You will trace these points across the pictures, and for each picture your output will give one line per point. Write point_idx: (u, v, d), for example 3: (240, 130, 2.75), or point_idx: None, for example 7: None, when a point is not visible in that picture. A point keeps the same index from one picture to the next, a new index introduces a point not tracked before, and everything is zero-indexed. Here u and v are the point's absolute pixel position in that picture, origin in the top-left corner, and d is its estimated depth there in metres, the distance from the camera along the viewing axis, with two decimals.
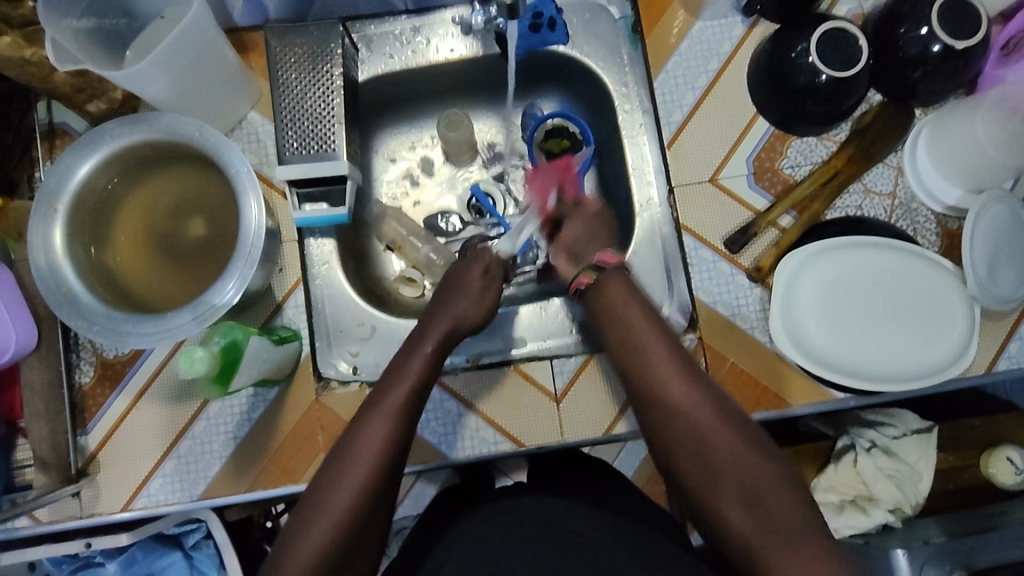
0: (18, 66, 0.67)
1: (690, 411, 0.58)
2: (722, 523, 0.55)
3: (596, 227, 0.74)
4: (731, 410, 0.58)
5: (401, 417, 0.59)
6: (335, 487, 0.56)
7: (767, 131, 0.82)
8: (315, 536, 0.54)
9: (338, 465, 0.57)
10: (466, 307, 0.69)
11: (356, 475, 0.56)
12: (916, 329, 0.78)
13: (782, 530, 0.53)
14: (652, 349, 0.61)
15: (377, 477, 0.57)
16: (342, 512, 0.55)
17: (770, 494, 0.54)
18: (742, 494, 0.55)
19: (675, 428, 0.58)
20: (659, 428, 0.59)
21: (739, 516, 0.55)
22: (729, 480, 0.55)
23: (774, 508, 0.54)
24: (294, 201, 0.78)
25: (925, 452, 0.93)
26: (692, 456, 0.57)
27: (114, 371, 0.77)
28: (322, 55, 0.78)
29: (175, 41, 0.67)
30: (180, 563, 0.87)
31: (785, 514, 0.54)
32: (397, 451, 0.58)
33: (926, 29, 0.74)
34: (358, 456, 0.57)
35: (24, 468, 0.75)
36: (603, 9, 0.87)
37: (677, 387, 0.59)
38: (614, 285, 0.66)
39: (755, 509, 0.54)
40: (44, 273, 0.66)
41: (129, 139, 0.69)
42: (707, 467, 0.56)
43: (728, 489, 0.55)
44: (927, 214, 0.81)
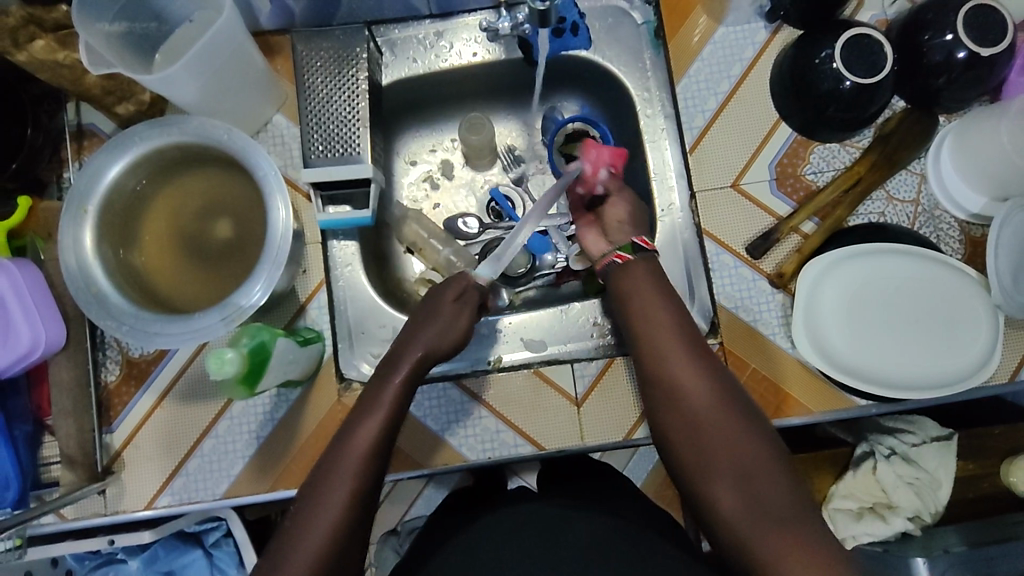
0: (50, 69, 0.69)
1: (696, 394, 0.63)
2: (714, 500, 0.59)
3: (636, 211, 0.80)
4: (737, 398, 0.63)
5: (387, 428, 0.63)
6: (328, 489, 0.59)
7: (790, 137, 0.82)
8: (318, 530, 0.57)
9: (329, 472, 0.60)
10: (442, 332, 0.70)
11: (348, 478, 0.59)
12: (942, 336, 0.78)
13: (767, 510, 0.57)
14: (667, 339, 0.67)
15: (369, 480, 0.60)
16: (337, 512, 0.58)
17: (762, 477, 0.58)
18: (735, 476, 0.59)
19: (679, 407, 0.64)
20: (666, 411, 0.65)
21: (729, 497, 0.58)
22: (723, 459, 0.60)
23: (761, 489, 0.57)
24: (319, 203, 0.79)
25: (945, 460, 0.92)
26: (691, 440, 0.62)
27: (140, 370, 0.78)
28: (348, 59, 0.79)
29: (205, 47, 0.67)
30: (200, 561, 0.88)
31: (774, 499, 0.57)
32: (383, 458, 0.62)
33: (950, 36, 0.74)
34: (348, 462, 0.60)
35: (51, 465, 0.76)
36: (626, 14, 0.87)
37: (687, 369, 0.65)
38: (640, 270, 0.72)
39: (744, 488, 0.58)
40: (75, 274, 0.67)
41: (157, 141, 0.70)
42: (704, 450, 0.61)
43: (720, 470, 0.59)
44: (950, 222, 0.81)
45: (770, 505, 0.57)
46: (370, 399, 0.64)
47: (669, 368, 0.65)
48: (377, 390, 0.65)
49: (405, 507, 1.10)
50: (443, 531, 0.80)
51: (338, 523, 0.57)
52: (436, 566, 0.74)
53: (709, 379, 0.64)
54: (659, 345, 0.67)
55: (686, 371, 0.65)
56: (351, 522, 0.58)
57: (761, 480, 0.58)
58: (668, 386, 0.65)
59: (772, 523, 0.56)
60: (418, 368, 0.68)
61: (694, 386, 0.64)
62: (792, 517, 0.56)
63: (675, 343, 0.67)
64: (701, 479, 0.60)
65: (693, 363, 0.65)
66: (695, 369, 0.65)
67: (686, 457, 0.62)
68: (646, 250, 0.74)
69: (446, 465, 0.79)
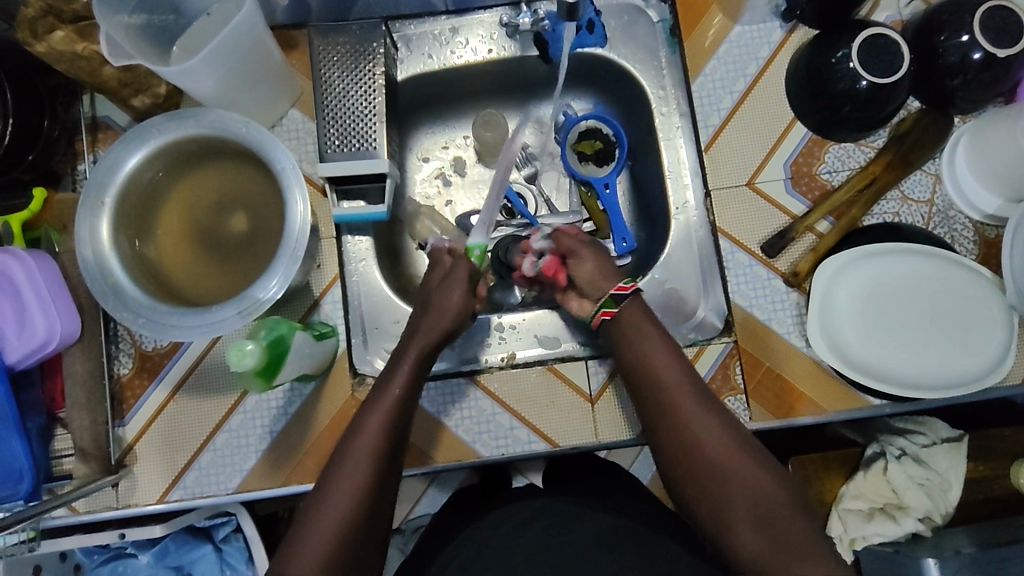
0: (69, 60, 0.68)
1: (708, 437, 0.61)
2: (736, 544, 0.57)
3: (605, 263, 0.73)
4: (745, 436, 0.62)
5: (391, 426, 0.62)
6: (327, 495, 0.58)
7: (805, 136, 0.82)
8: (331, 511, 0.57)
9: (332, 475, 0.59)
10: (435, 305, 0.70)
11: (350, 481, 0.58)
12: (956, 337, 0.78)
13: (792, 551, 0.55)
14: (668, 377, 0.65)
15: (373, 481, 0.59)
16: (340, 514, 0.57)
17: (781, 517, 0.57)
18: (754, 519, 0.57)
19: (687, 449, 0.62)
20: (674, 454, 0.63)
21: (752, 541, 0.57)
22: (739, 500, 0.58)
23: (784, 532, 0.56)
24: (334, 198, 0.79)
25: (956, 461, 0.92)
26: (705, 484, 0.60)
27: (153, 363, 0.78)
28: (364, 54, 0.79)
29: (225, 39, 0.67)
30: (210, 556, 0.87)
31: (797, 539, 0.56)
32: (389, 458, 0.61)
33: (966, 37, 0.74)
34: (349, 464, 0.59)
35: (63, 458, 0.76)
36: (642, 12, 0.87)
37: (690, 409, 0.63)
38: (632, 313, 0.69)
39: (766, 532, 0.57)
40: (91, 265, 0.67)
41: (175, 134, 0.70)
42: (721, 495, 0.59)
43: (738, 514, 0.58)
44: (964, 222, 0.81)
45: (795, 549, 0.55)
46: (368, 405, 0.63)
47: (677, 411, 0.63)
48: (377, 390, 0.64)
49: (409, 506, 1.06)
50: (456, 527, 0.80)
51: (342, 526, 0.56)
52: (450, 562, 0.74)
53: (719, 421, 0.62)
54: (665, 386, 0.65)
55: (697, 414, 0.63)
56: (357, 524, 0.57)
57: (783, 524, 0.56)
58: (677, 429, 0.63)
59: (798, 565, 0.54)
60: (425, 364, 0.68)
61: (704, 426, 0.62)
62: (820, 560, 0.54)
63: (680, 384, 0.65)
64: (720, 524, 0.59)
65: (700, 404, 0.64)
66: (704, 411, 0.63)
67: (700, 502, 0.60)
68: (626, 297, 0.70)
69: (460, 462, 0.79)
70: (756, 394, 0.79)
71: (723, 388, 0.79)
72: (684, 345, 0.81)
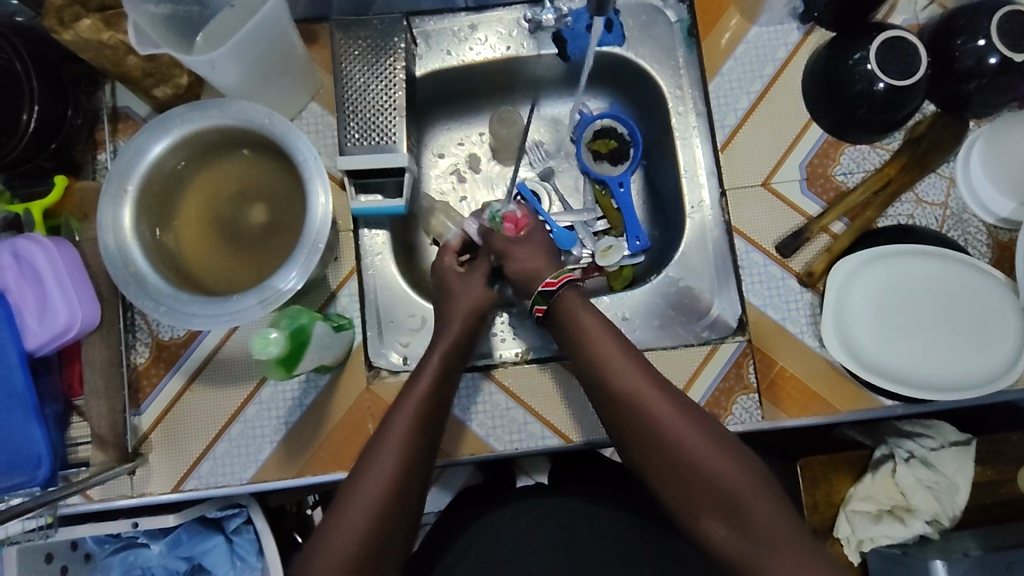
0: (94, 48, 0.69)
1: (673, 434, 0.64)
2: (707, 531, 0.62)
3: (545, 260, 0.77)
4: (704, 422, 0.66)
5: (414, 432, 0.64)
6: (354, 491, 0.60)
7: (821, 138, 0.83)
8: (383, 466, 0.61)
9: (366, 463, 0.62)
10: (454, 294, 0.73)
11: (373, 484, 0.60)
12: (967, 339, 0.78)
13: (759, 533, 0.60)
14: (625, 370, 0.68)
15: (397, 485, 0.61)
16: (362, 515, 0.59)
17: (745, 499, 0.61)
18: (721, 504, 0.62)
19: (648, 441, 0.65)
20: (636, 445, 0.66)
21: (722, 530, 0.61)
22: (702, 486, 0.62)
23: (753, 518, 0.60)
24: (352, 191, 0.80)
25: (963, 465, 0.90)
26: (675, 480, 0.64)
27: (170, 353, 0.78)
28: (385, 49, 0.79)
29: (251, 31, 0.68)
30: (221, 547, 0.87)
31: (763, 521, 0.60)
32: (413, 463, 0.63)
33: (983, 41, 0.75)
34: (374, 468, 0.61)
35: (79, 445, 0.76)
36: (660, 12, 0.88)
37: (650, 400, 0.66)
38: (575, 303, 0.73)
39: (732, 517, 0.61)
40: (113, 253, 0.67)
41: (198, 124, 0.70)
42: (690, 488, 0.63)
43: (704, 500, 0.62)
44: (978, 225, 0.82)
45: (763, 533, 0.60)
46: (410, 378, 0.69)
47: (641, 411, 0.66)
48: (402, 397, 0.67)
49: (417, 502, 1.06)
50: (468, 520, 0.80)
51: (365, 527, 0.59)
52: (464, 555, 0.74)
53: (681, 418, 0.65)
54: (624, 385, 0.67)
55: (660, 411, 0.65)
56: (378, 526, 0.59)
57: (752, 510, 0.61)
58: (642, 428, 0.65)
59: (766, 545, 0.59)
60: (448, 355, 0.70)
61: (665, 416, 0.65)
62: (787, 543, 0.59)
63: (640, 384, 0.67)
64: (692, 516, 0.63)
65: (659, 394, 0.67)
66: (667, 408, 0.66)
67: (667, 490, 0.65)
68: (556, 291, 0.74)
69: (474, 456, 0.79)
70: (769, 392, 0.79)
71: (736, 387, 0.79)
72: (697, 343, 0.82)
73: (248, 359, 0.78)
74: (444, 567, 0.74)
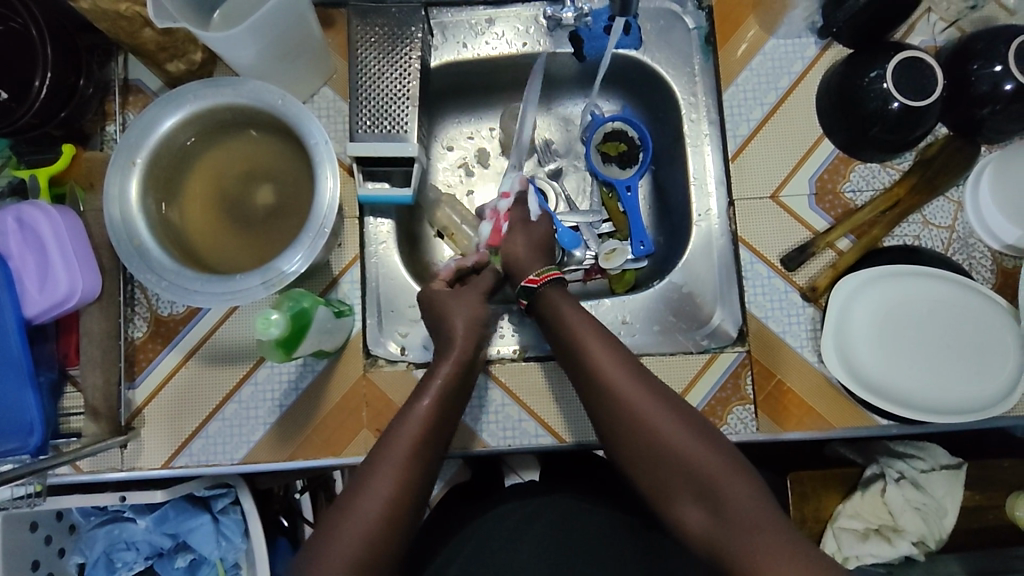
0: (110, 18, 0.68)
1: (651, 422, 0.65)
2: (683, 520, 0.62)
3: (537, 254, 0.79)
4: (684, 412, 0.66)
5: (430, 427, 0.66)
6: (378, 468, 0.63)
7: (832, 153, 0.83)
8: (403, 445, 0.64)
9: (390, 441, 0.65)
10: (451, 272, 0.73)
11: (395, 467, 0.63)
12: (966, 363, 0.78)
13: (734, 520, 0.59)
14: (606, 361, 0.68)
15: (412, 486, 0.63)
16: (378, 511, 0.60)
17: (721, 488, 0.61)
18: (697, 493, 0.62)
19: (626, 431, 0.65)
20: (616, 434, 0.66)
21: (697, 516, 0.62)
22: (679, 477, 0.63)
23: (726, 503, 0.60)
24: (360, 177, 0.79)
25: (952, 489, 0.89)
26: (652, 467, 0.64)
27: (168, 329, 0.78)
28: (402, 37, 0.79)
29: (270, 13, 0.67)
30: (207, 526, 0.86)
31: (738, 508, 0.60)
32: (425, 466, 0.65)
33: (999, 67, 0.74)
34: (393, 455, 0.63)
35: (71, 416, 0.76)
36: (678, 18, 0.88)
37: (630, 390, 0.66)
38: (552, 297, 0.74)
39: (708, 506, 0.61)
40: (117, 224, 0.67)
41: (211, 101, 0.70)
42: (666, 474, 0.63)
43: (682, 490, 0.63)
44: (983, 250, 0.82)
45: (736, 517, 0.59)
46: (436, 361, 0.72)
47: (620, 398, 0.66)
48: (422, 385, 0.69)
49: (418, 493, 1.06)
50: (456, 515, 0.80)
51: (382, 522, 0.60)
52: (449, 550, 0.74)
53: (660, 405, 0.66)
54: (605, 375, 0.68)
55: (638, 398, 0.66)
56: (395, 523, 0.61)
57: (727, 495, 0.60)
58: (621, 416, 0.66)
59: (743, 532, 0.58)
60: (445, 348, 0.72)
61: (645, 406, 0.66)
62: (761, 527, 0.58)
63: (619, 370, 0.68)
64: (669, 503, 0.63)
65: (639, 384, 0.67)
66: (646, 399, 0.66)
67: (645, 481, 0.65)
68: (539, 288, 0.75)
69: (467, 450, 0.79)
70: (766, 404, 0.79)
71: (732, 398, 0.80)
72: (697, 351, 0.82)
73: (247, 340, 0.78)
74: (430, 561, 0.74)
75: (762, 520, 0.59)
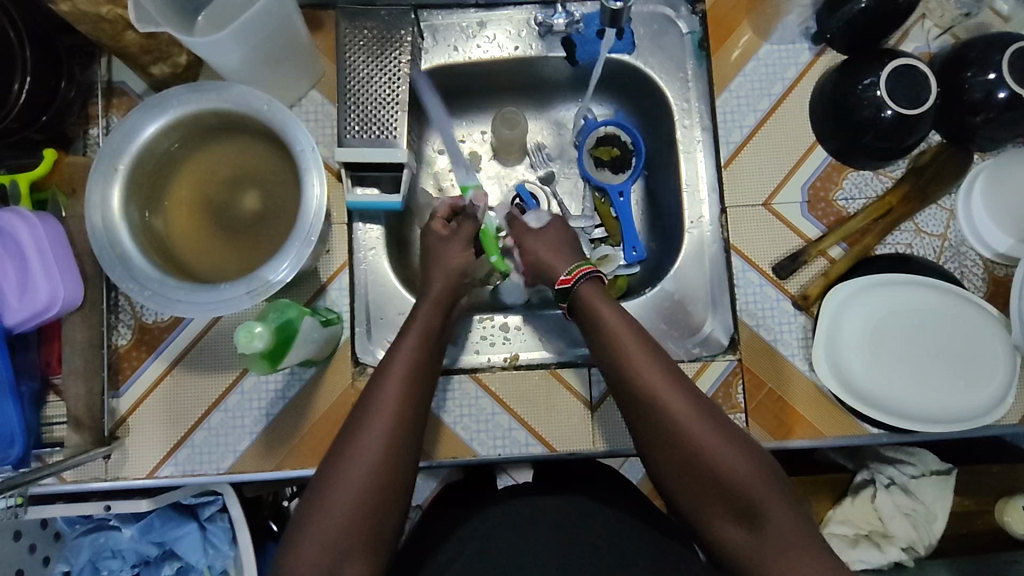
0: (92, 21, 0.67)
1: (693, 435, 0.63)
2: (723, 534, 0.62)
3: (558, 246, 0.78)
4: (724, 422, 0.64)
5: (400, 427, 0.63)
6: (342, 472, 0.60)
7: (825, 161, 0.82)
8: (369, 448, 0.61)
9: (353, 441, 0.62)
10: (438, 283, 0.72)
11: (359, 473, 0.60)
12: (959, 372, 0.78)
13: (777, 542, 0.59)
14: (648, 369, 0.66)
15: (379, 497, 0.60)
16: (341, 523, 0.59)
17: (765, 509, 0.60)
18: (737, 510, 0.61)
19: (667, 442, 0.64)
20: (655, 444, 0.65)
21: (736, 532, 0.61)
22: (720, 493, 0.62)
23: (769, 524, 0.60)
24: (348, 183, 0.78)
25: (942, 495, 0.89)
26: (691, 481, 0.63)
27: (152, 337, 0.77)
28: (391, 41, 0.78)
29: (255, 17, 0.66)
30: (194, 534, 0.86)
31: (782, 530, 0.60)
32: (390, 485, 0.61)
33: (993, 75, 0.73)
34: (358, 459, 0.60)
35: (54, 426, 0.74)
36: (672, 22, 0.87)
37: (672, 400, 0.64)
38: (590, 292, 0.72)
39: (750, 527, 0.61)
40: (100, 233, 0.65)
41: (195, 106, 0.69)
42: (705, 489, 0.62)
43: (722, 506, 0.62)
44: (975, 259, 0.81)
45: (776, 535, 0.60)
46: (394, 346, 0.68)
47: (659, 405, 0.64)
48: (384, 374, 0.65)
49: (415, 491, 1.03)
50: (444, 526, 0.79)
51: (343, 536, 0.58)
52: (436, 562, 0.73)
53: (701, 416, 0.64)
54: (645, 382, 0.65)
55: (677, 406, 0.64)
56: (360, 537, 0.59)
57: (769, 515, 0.60)
58: (661, 427, 0.64)
59: (784, 555, 0.59)
60: (432, 356, 0.69)
61: (688, 417, 0.63)
62: (803, 548, 0.59)
63: (659, 378, 0.65)
64: (703, 513, 0.63)
65: (680, 391, 0.65)
66: (687, 409, 0.64)
67: (683, 494, 0.64)
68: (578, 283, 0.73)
69: (457, 459, 0.79)
70: (756, 413, 0.79)
71: (723, 406, 0.79)
72: (688, 360, 0.82)
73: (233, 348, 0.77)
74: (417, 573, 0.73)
75: (801, 541, 0.59)
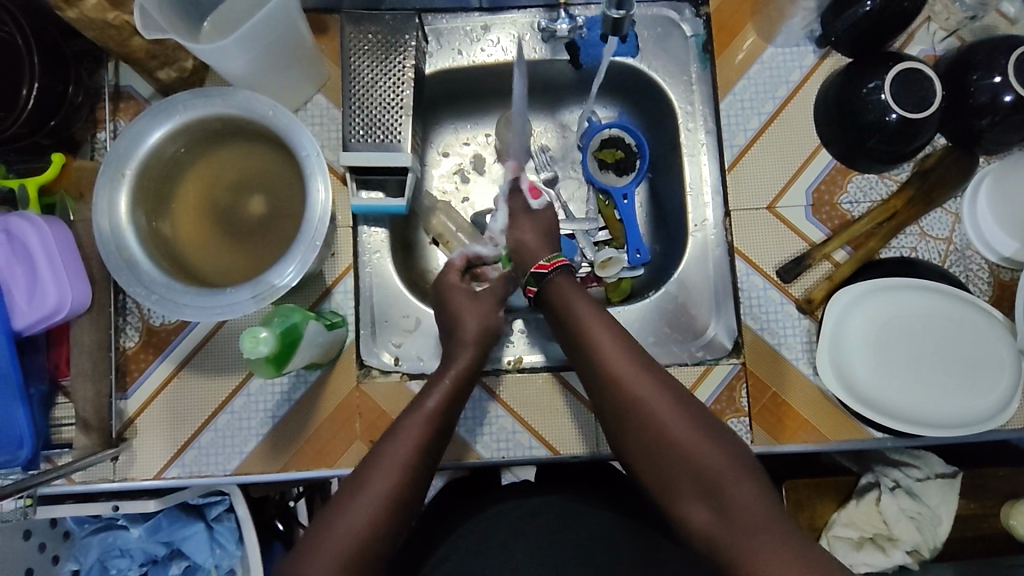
0: (99, 28, 0.68)
1: (658, 418, 0.64)
2: (687, 515, 0.62)
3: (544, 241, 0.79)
4: (690, 408, 0.66)
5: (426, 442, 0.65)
6: (367, 478, 0.62)
7: (829, 164, 0.82)
8: (395, 457, 0.63)
9: (381, 450, 0.64)
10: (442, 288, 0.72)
11: (380, 480, 0.61)
12: (961, 376, 0.78)
13: (738, 518, 0.59)
14: (614, 357, 0.68)
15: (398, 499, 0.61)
16: (366, 514, 0.59)
17: (726, 487, 0.61)
18: (700, 489, 0.62)
19: (632, 425, 0.65)
20: (625, 428, 0.66)
21: (701, 513, 0.61)
22: (685, 473, 0.62)
23: (731, 501, 0.60)
24: (353, 187, 0.79)
25: (947, 498, 0.89)
26: (658, 462, 0.64)
27: (160, 339, 0.78)
28: (395, 46, 0.78)
29: (261, 24, 0.67)
30: (201, 534, 0.86)
31: (743, 508, 0.59)
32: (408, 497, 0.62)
33: (999, 78, 0.73)
34: (383, 467, 0.62)
35: (63, 427, 0.75)
36: (676, 26, 0.87)
37: (637, 383, 0.66)
38: (563, 282, 0.75)
39: (713, 506, 0.61)
40: (107, 237, 0.66)
41: (202, 111, 0.69)
42: (671, 470, 0.63)
43: (687, 486, 0.62)
44: (981, 262, 0.81)
45: (738, 511, 0.59)
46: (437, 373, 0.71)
47: (623, 388, 0.66)
48: (422, 395, 0.68)
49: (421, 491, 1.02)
50: None
51: (366, 530, 0.59)
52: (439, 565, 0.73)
53: (666, 400, 0.65)
54: (614, 368, 0.67)
55: (643, 389, 0.66)
56: (377, 533, 0.59)
57: (731, 493, 0.60)
58: (628, 412, 0.66)
59: (746, 531, 0.58)
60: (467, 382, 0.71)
61: (654, 401, 0.65)
62: (764, 526, 0.58)
63: (624, 363, 0.67)
64: (669, 496, 0.63)
65: (644, 375, 0.67)
66: (653, 393, 0.66)
67: (650, 476, 0.65)
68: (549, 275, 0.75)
69: (460, 461, 0.79)
70: (761, 417, 0.79)
71: (727, 410, 0.79)
72: (692, 363, 0.82)
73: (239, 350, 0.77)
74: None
75: (764, 518, 0.59)
